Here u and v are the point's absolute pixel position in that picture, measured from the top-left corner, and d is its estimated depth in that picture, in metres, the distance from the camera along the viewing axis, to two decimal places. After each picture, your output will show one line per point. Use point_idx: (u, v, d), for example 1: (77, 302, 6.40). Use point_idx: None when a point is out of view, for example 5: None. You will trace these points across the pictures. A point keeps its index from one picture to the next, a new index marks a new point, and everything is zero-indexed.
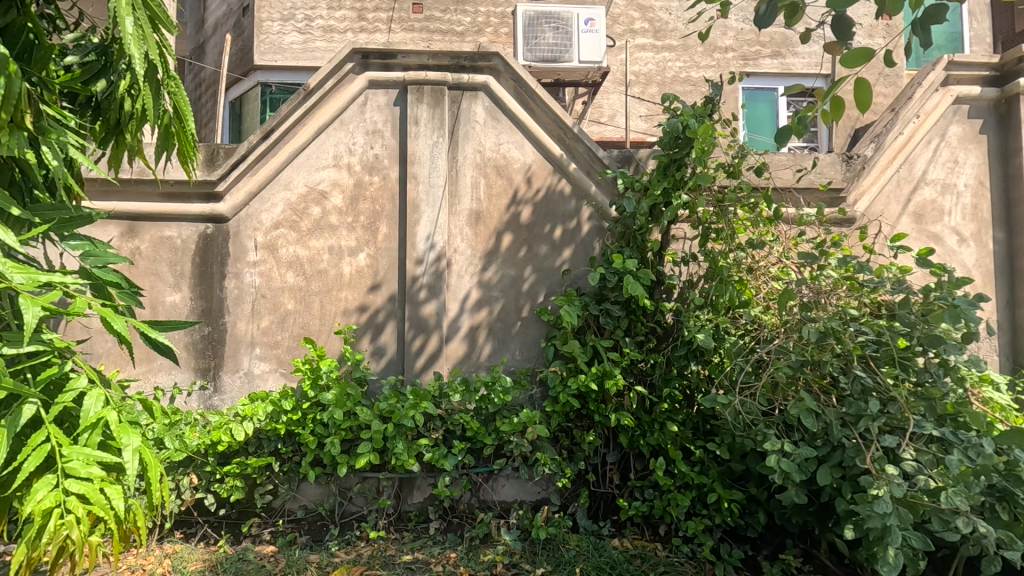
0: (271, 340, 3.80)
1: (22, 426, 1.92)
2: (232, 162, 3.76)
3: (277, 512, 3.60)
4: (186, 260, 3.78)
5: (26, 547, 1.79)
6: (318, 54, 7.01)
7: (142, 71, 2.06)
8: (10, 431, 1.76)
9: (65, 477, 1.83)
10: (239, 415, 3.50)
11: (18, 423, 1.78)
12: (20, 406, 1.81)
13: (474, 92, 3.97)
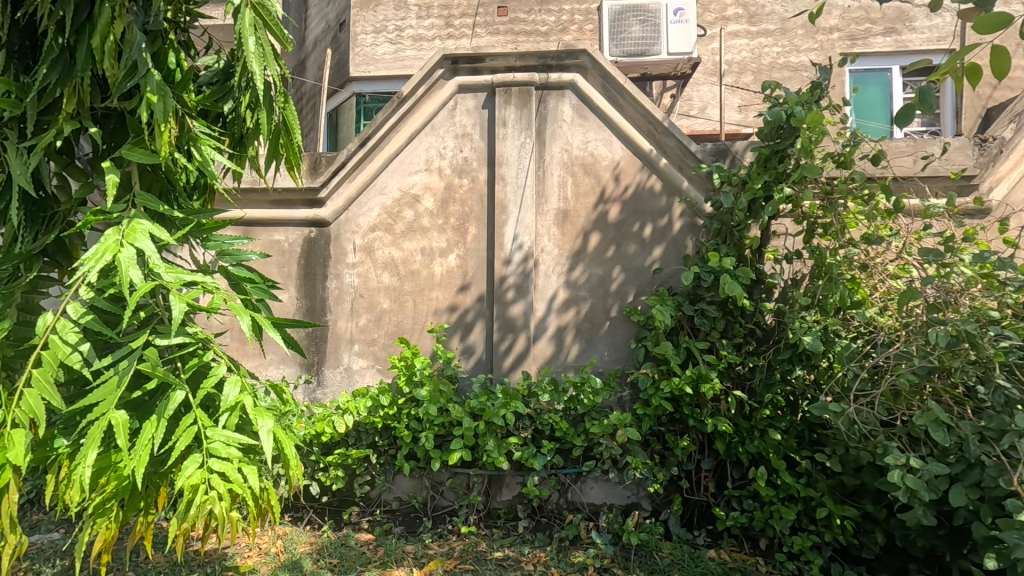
0: (368, 338, 3.99)
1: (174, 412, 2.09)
2: (333, 170, 3.95)
3: (375, 502, 3.76)
4: (292, 262, 4.05)
5: (178, 518, 1.94)
6: (408, 62, 7.27)
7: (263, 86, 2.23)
8: (163, 416, 1.90)
9: (208, 456, 1.97)
10: (341, 408, 3.70)
11: (169, 409, 1.92)
12: (171, 393, 1.95)
13: (561, 91, 3.96)
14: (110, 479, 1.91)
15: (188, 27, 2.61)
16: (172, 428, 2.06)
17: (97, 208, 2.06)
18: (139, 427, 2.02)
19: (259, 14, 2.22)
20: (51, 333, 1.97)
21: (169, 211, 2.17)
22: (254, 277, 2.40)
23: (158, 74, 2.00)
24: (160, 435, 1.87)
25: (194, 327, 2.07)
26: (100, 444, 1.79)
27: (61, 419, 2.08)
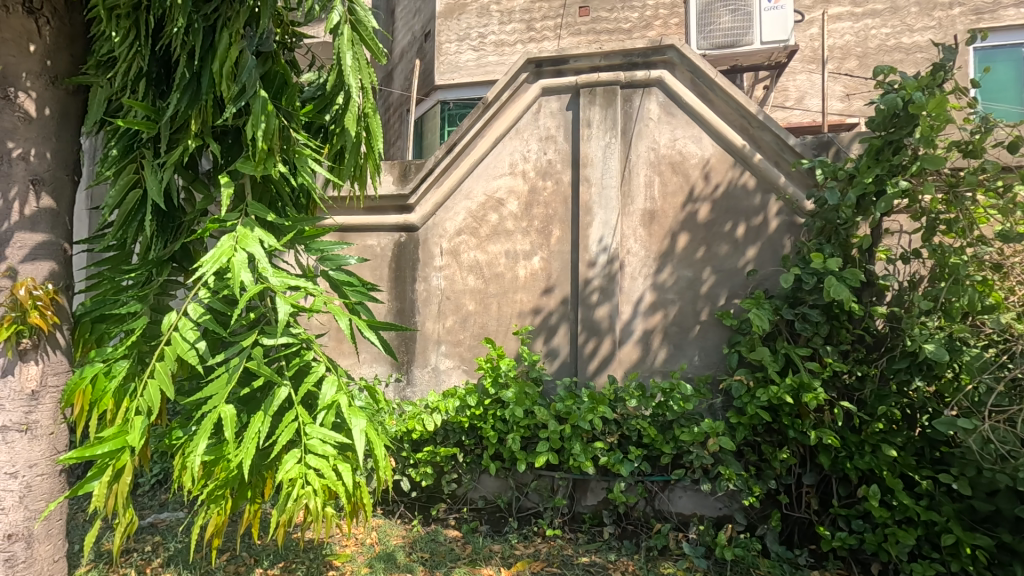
0: (455, 339, 4.09)
1: (278, 410, 2.08)
2: (421, 176, 4.13)
3: (461, 500, 3.85)
4: (384, 266, 4.24)
5: (277, 511, 1.89)
6: (491, 68, 7.40)
7: (356, 100, 2.36)
8: (266, 412, 1.88)
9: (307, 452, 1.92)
10: (430, 407, 3.82)
11: (273, 405, 1.90)
12: (275, 390, 1.94)
13: (648, 88, 3.86)
14: (218, 470, 1.90)
15: (294, 48, 2.73)
16: (275, 424, 2.04)
17: (215, 217, 2.14)
18: (247, 423, 2.03)
19: (357, 30, 2.33)
20: (173, 329, 1.98)
21: (277, 219, 2.26)
22: (353, 281, 2.49)
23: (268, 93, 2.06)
24: (263, 430, 1.84)
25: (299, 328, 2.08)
26: (210, 434, 1.79)
27: (181, 411, 2.15)
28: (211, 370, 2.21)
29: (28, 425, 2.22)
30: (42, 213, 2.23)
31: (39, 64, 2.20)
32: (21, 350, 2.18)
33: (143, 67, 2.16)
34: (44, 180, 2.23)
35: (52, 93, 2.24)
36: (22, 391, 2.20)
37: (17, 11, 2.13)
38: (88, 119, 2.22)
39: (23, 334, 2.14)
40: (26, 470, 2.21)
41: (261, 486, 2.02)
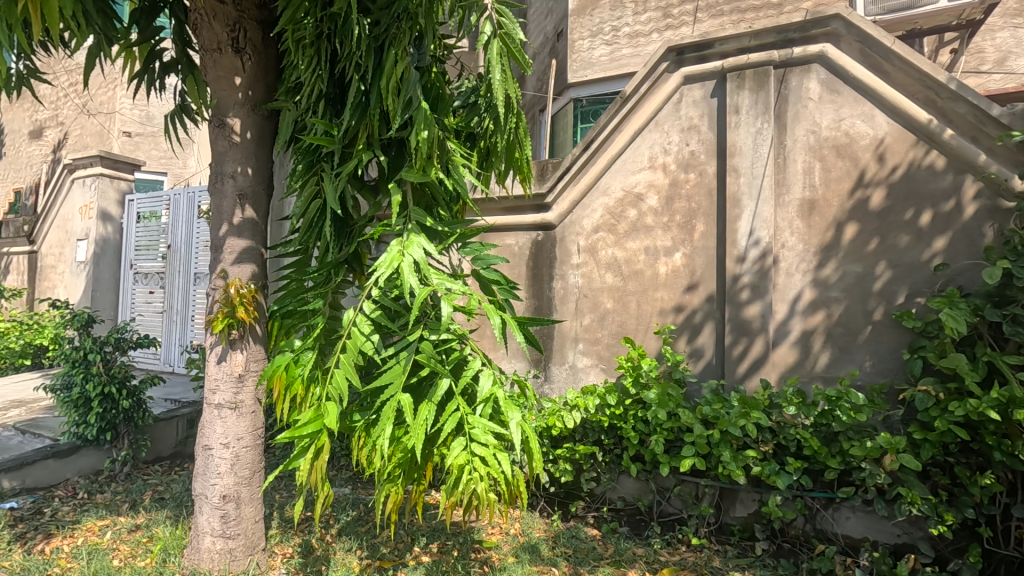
0: (593, 337, 4.06)
1: (440, 400, 2.22)
2: (558, 175, 4.17)
3: (600, 499, 3.82)
4: (522, 265, 4.35)
5: (446, 494, 1.99)
6: (625, 60, 7.24)
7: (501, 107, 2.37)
8: (432, 400, 2.02)
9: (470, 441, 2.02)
10: (569, 404, 3.82)
11: (437, 394, 2.04)
12: (438, 380, 2.08)
13: (807, 65, 3.51)
14: (392, 453, 2.06)
15: (445, 60, 2.88)
16: (438, 412, 2.18)
17: (383, 222, 2.34)
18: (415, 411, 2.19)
19: (506, 43, 2.35)
20: (352, 325, 2.21)
21: (435, 224, 2.40)
22: (500, 279, 2.53)
23: (428, 106, 2.18)
24: (431, 418, 1.98)
25: (455, 325, 2.22)
26: (391, 420, 1.96)
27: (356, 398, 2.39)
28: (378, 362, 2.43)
29: (236, 404, 2.60)
30: (245, 223, 2.61)
31: (243, 95, 2.57)
32: (231, 340, 2.56)
33: (323, 90, 2.41)
34: (247, 194, 2.61)
35: (253, 119, 2.60)
36: (232, 374, 2.59)
37: (228, 51, 2.51)
38: (279, 139, 2.53)
39: (233, 327, 2.51)
40: (235, 442, 2.60)
41: (425, 470, 2.16)
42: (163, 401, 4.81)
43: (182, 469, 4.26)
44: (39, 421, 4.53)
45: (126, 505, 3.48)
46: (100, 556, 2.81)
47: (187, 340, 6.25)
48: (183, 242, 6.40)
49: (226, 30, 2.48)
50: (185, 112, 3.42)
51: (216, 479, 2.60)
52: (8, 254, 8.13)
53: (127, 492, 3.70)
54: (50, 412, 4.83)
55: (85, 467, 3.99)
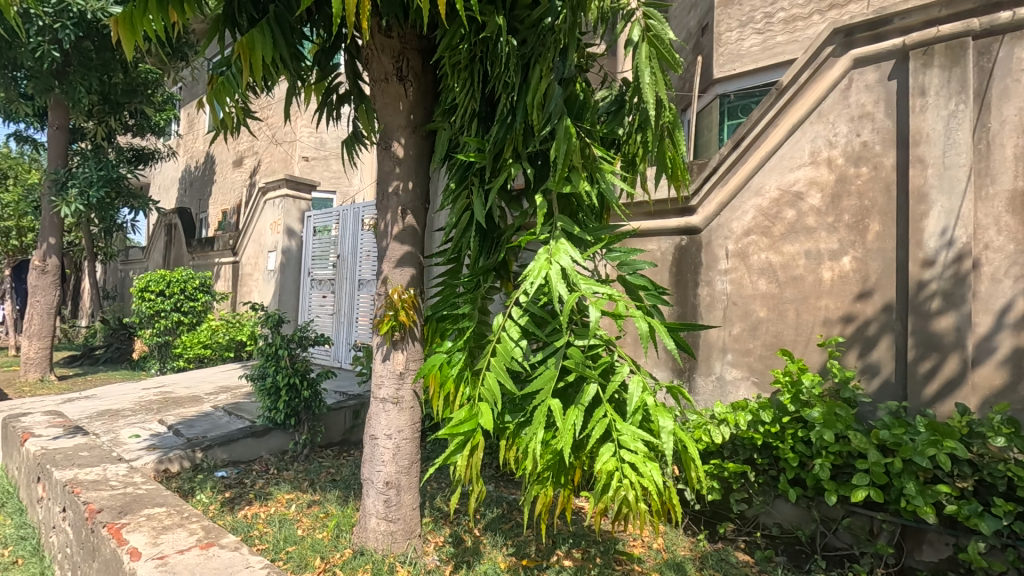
0: (743, 348, 3.79)
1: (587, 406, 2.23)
2: (704, 176, 3.98)
3: (753, 523, 3.55)
4: (665, 271, 4.22)
5: (595, 500, 1.99)
6: (780, 48, 6.67)
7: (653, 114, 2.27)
8: (580, 405, 2.04)
9: (619, 448, 2.00)
10: (717, 418, 3.58)
11: (584, 400, 2.06)
12: (585, 386, 2.10)
13: (1020, 31, 2.95)
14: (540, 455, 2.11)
15: (589, 67, 2.89)
16: (586, 417, 2.19)
17: (530, 231, 2.40)
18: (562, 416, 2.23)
19: (654, 45, 2.28)
20: (501, 330, 2.31)
21: (580, 232, 2.41)
22: (647, 285, 2.48)
23: (572, 117, 2.20)
24: (579, 423, 1.99)
25: (602, 330, 2.22)
26: (542, 424, 2.00)
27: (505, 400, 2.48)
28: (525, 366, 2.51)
29: (398, 399, 2.86)
30: (406, 234, 2.86)
31: (406, 118, 2.83)
32: (394, 340, 2.81)
33: (476, 109, 2.56)
34: (408, 208, 2.85)
35: (413, 139, 2.85)
36: (395, 372, 2.84)
37: (393, 80, 2.78)
38: (435, 157, 2.74)
39: (395, 329, 2.77)
40: (397, 433, 2.85)
41: (574, 473, 2.18)
42: (334, 393, 5.44)
43: (349, 455, 4.77)
44: (240, 405, 5.37)
45: (306, 483, 3.98)
46: (288, 525, 3.24)
47: (353, 339, 7.00)
48: (350, 252, 7.20)
49: (392, 62, 2.75)
50: (357, 137, 3.84)
51: (381, 466, 2.87)
52: (218, 264, 9.77)
53: (307, 471, 4.23)
54: (248, 398, 5.70)
55: (274, 447, 4.62)
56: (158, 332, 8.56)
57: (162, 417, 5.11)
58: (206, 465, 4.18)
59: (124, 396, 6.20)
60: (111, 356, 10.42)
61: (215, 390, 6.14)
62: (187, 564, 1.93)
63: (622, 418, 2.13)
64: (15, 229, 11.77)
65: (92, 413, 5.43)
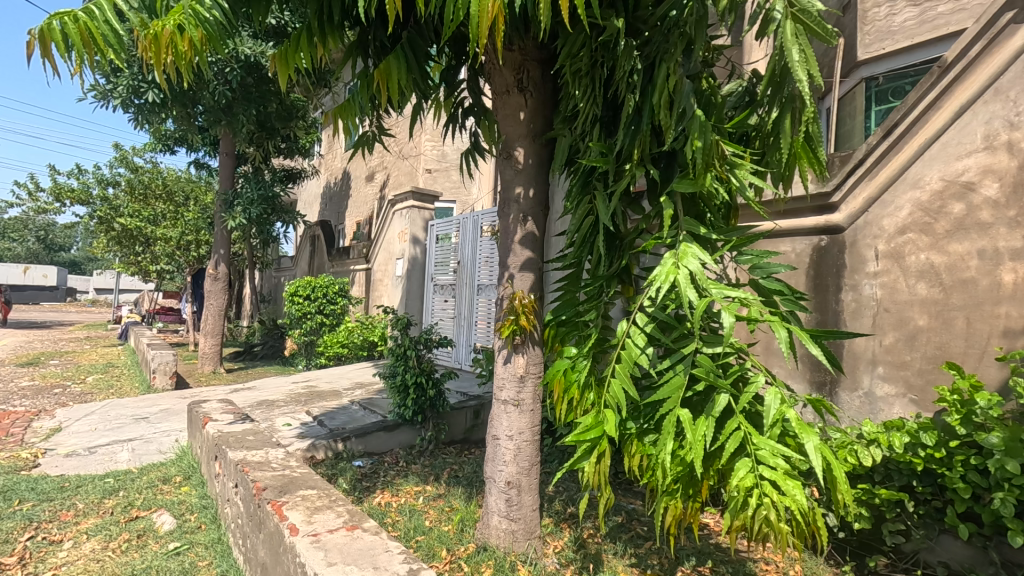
0: (897, 360, 3.38)
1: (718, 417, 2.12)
2: (848, 169, 3.61)
3: (911, 558, 3.15)
4: (801, 274, 3.90)
5: (731, 517, 1.88)
6: (941, 20, 5.86)
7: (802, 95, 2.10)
8: (712, 417, 1.94)
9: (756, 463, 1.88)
10: (866, 438, 3.20)
11: (716, 411, 1.96)
12: (716, 396, 2.00)
13: None
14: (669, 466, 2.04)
15: (716, 60, 2.76)
16: (717, 429, 2.08)
17: (656, 235, 2.34)
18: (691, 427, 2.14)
19: (801, 21, 2.13)
20: (626, 336, 2.28)
21: (710, 233, 2.30)
22: (784, 288, 2.30)
23: (704, 111, 2.12)
24: (711, 435, 1.90)
25: (735, 337, 2.09)
26: (671, 435, 1.93)
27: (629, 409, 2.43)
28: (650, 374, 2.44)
29: (519, 401, 2.93)
30: (527, 241, 2.92)
31: (526, 128, 2.90)
32: (515, 344, 2.89)
33: (598, 113, 2.55)
34: (529, 216, 2.92)
35: (534, 148, 2.92)
36: (515, 375, 2.92)
37: (515, 92, 2.87)
38: (556, 163, 2.77)
39: (516, 333, 2.84)
40: (518, 435, 2.93)
41: (705, 488, 2.08)
42: (456, 393, 5.70)
43: (470, 453, 4.98)
44: (373, 400, 5.82)
45: (432, 477, 4.21)
46: (417, 516, 3.45)
47: (473, 341, 7.29)
48: (469, 258, 7.52)
49: (513, 74, 2.84)
50: (477, 149, 4.00)
51: (503, 466, 2.95)
52: (354, 271, 10.69)
53: (432, 466, 4.47)
54: (380, 394, 6.16)
55: (403, 441, 4.94)
56: (304, 332, 9.56)
57: (309, 409, 5.70)
58: (346, 454, 4.58)
59: (278, 389, 7.01)
60: (266, 353, 11.85)
61: (352, 386, 6.72)
62: (336, 543, 2.13)
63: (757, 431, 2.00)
64: (194, 242, 13.83)
65: (253, 402, 6.20)
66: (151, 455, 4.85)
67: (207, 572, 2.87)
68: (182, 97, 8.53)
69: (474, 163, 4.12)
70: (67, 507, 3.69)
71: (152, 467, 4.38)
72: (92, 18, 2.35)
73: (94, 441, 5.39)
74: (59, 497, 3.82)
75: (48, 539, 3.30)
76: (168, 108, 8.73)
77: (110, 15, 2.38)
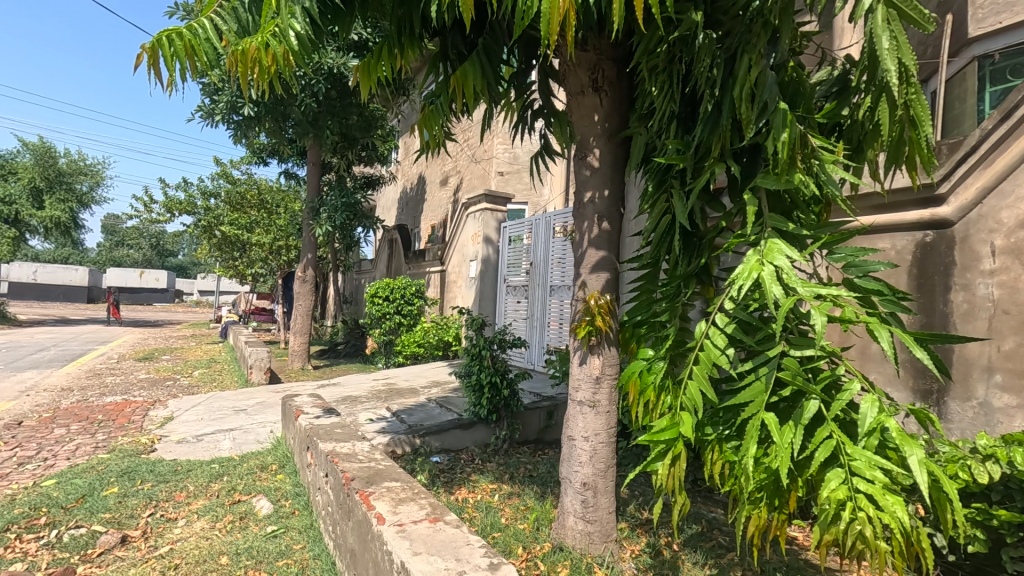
0: (1019, 368, 3.03)
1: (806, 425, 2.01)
2: (957, 158, 3.30)
3: None
4: (902, 273, 3.62)
5: (821, 531, 1.78)
6: None
7: (897, 84, 1.95)
8: (799, 423, 1.84)
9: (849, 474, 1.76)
10: (981, 453, 2.89)
11: (805, 417, 1.86)
12: (805, 402, 1.90)
13: None
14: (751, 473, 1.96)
15: (804, 48, 2.61)
16: (805, 437, 1.97)
17: (737, 233, 2.25)
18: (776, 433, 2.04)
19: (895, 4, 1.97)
20: (705, 337, 2.21)
21: (797, 230, 2.17)
22: (884, 288, 2.13)
23: (788, 103, 2.02)
24: (798, 443, 1.80)
25: (826, 339, 1.97)
26: (752, 439, 1.86)
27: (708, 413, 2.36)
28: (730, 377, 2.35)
29: (594, 403, 2.91)
30: (602, 242, 2.90)
31: (601, 127, 2.88)
32: (590, 345, 2.88)
33: (674, 110, 2.49)
34: (604, 216, 2.90)
35: (609, 147, 2.89)
36: (591, 376, 2.91)
37: (589, 92, 2.86)
38: (632, 162, 2.74)
39: (592, 333, 2.82)
40: (593, 437, 2.91)
41: (791, 498, 1.97)
42: (529, 393, 5.74)
43: (543, 453, 5.00)
44: (449, 399, 5.99)
45: (506, 475, 4.26)
46: (492, 513, 3.51)
47: (546, 342, 7.31)
48: (542, 259, 7.55)
49: (588, 75, 2.84)
50: (548, 151, 4.01)
51: (578, 467, 2.94)
52: (429, 273, 11.04)
53: (507, 465, 4.53)
54: (455, 393, 6.32)
55: (478, 439, 5.04)
56: (384, 331, 9.98)
57: (388, 405, 5.95)
58: (424, 450, 4.73)
59: (360, 385, 7.36)
60: (349, 351, 12.49)
61: (428, 384, 6.94)
62: (420, 534, 2.22)
63: (851, 441, 1.88)
64: (284, 247, 14.81)
65: (338, 397, 6.55)
66: (249, 444, 5.25)
67: (300, 555, 3.07)
68: (274, 111, 9.15)
69: (545, 165, 4.14)
70: (180, 488, 4.08)
71: (250, 456, 4.74)
72: (194, 36, 2.55)
73: (201, 429, 5.91)
74: (173, 480, 4.22)
75: (165, 517, 3.66)
76: (262, 122, 9.40)
77: (210, 33, 2.58)
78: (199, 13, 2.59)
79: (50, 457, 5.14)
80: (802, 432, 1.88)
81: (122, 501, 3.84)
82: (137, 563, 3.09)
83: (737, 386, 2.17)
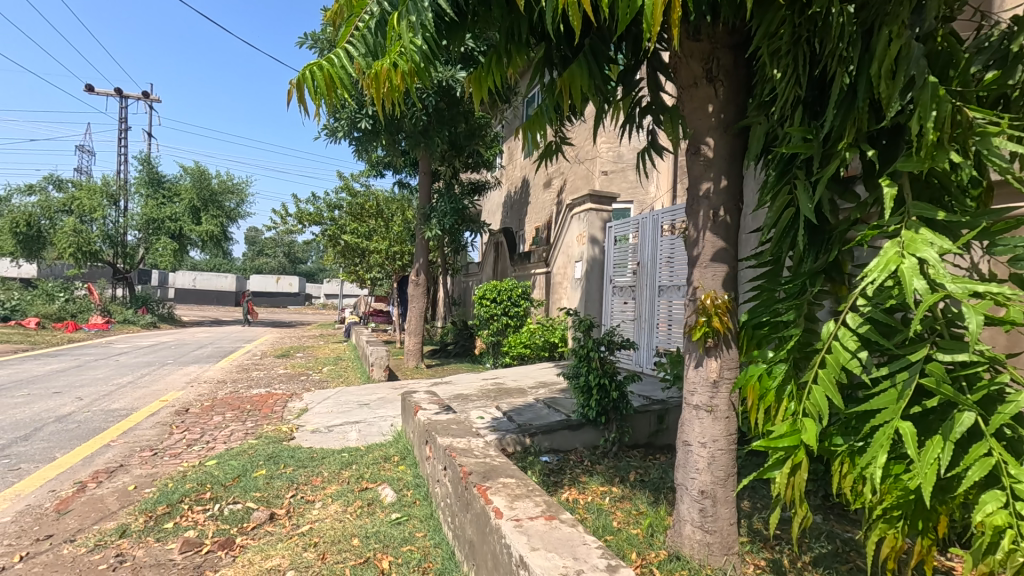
0: None
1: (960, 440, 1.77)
2: None
3: None
4: None
5: (974, 561, 1.56)
6: None
7: None
8: (949, 437, 1.64)
9: (1013, 499, 1.53)
10: None
11: (956, 431, 1.65)
12: (957, 414, 1.68)
13: None
14: (888, 490, 1.77)
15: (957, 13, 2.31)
16: (957, 454, 1.75)
17: (873, 224, 2.04)
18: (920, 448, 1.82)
19: None
20: (833, 339, 2.04)
21: (949, 218, 1.92)
22: None
23: (938, 74, 1.80)
24: (947, 458, 1.60)
25: (985, 343, 1.73)
26: (887, 450, 1.69)
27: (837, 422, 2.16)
28: (866, 385, 2.14)
29: (712, 407, 2.78)
30: (718, 240, 2.77)
31: (716, 119, 2.76)
32: (707, 347, 2.76)
33: (800, 94, 2.32)
34: (721, 213, 2.76)
35: (725, 139, 2.75)
36: (708, 379, 2.78)
37: (703, 83, 2.75)
38: (751, 153, 2.58)
39: (709, 335, 2.70)
40: (712, 443, 2.78)
41: (939, 522, 1.75)
42: (639, 396, 5.61)
43: (655, 458, 4.86)
44: (557, 399, 6.02)
45: (617, 479, 4.20)
46: (604, 515, 3.48)
47: (655, 344, 7.10)
48: (649, 259, 7.34)
49: (702, 65, 2.73)
50: (658, 147, 3.89)
51: (695, 474, 2.83)
52: (534, 275, 11.18)
53: (617, 468, 4.45)
54: (563, 393, 6.34)
55: (587, 441, 5.02)
56: (492, 332, 10.26)
57: (498, 404, 6.11)
58: (534, 449, 4.80)
59: (470, 384, 7.63)
60: (459, 350, 13.00)
61: (536, 385, 7.02)
62: (537, 530, 2.27)
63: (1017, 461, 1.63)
64: (399, 252, 15.77)
65: (451, 395, 6.85)
66: (373, 436, 5.66)
67: (422, 542, 3.26)
68: (390, 126, 9.79)
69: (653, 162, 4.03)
70: (316, 474, 4.50)
71: (375, 447, 5.11)
72: (332, 66, 2.82)
73: (331, 421, 6.46)
74: (311, 465, 4.67)
75: (305, 499, 4.06)
76: (379, 137, 10.09)
77: (345, 61, 2.84)
78: (334, 45, 2.86)
79: (211, 440, 5.90)
80: (953, 447, 1.67)
81: (270, 482, 4.32)
82: (283, 538, 3.46)
83: (873, 394, 1.97)
